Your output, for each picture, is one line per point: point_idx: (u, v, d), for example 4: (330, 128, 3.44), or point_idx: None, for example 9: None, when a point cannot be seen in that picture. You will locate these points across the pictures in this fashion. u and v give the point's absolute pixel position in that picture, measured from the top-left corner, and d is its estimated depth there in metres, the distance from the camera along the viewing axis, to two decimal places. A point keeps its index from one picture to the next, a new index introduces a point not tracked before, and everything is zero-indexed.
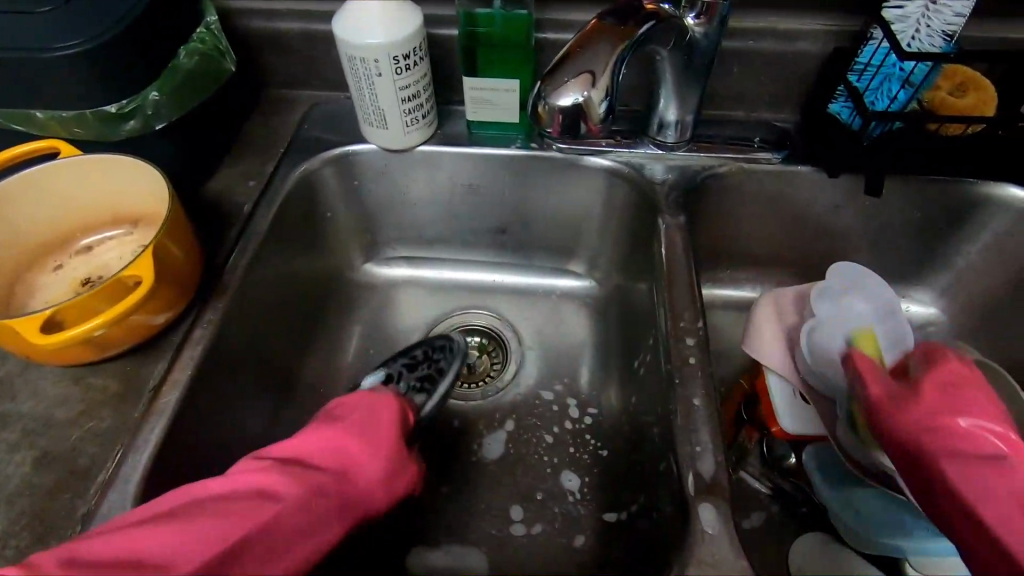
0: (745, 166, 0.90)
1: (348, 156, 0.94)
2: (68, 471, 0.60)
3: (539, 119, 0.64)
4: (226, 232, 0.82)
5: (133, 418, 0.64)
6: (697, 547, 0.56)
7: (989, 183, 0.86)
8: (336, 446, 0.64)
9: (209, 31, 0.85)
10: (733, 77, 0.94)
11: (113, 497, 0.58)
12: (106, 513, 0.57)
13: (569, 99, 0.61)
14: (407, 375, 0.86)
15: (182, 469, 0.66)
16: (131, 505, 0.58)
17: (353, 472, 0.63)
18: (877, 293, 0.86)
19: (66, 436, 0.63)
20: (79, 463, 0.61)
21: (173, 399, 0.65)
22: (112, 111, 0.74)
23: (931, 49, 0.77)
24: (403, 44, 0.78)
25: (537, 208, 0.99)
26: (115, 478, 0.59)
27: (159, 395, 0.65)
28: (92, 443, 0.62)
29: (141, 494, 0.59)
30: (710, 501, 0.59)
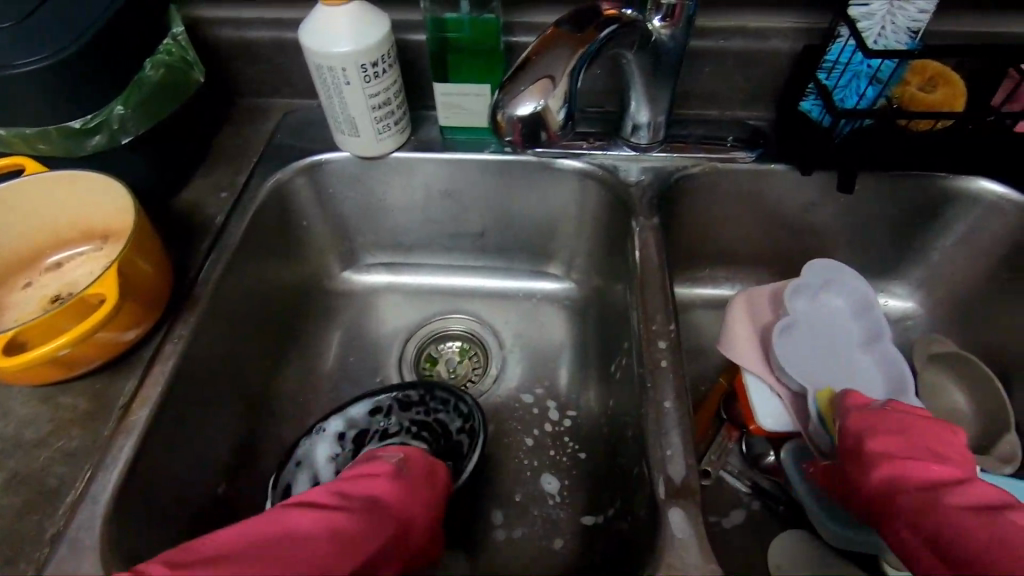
0: (718, 166, 0.90)
1: (322, 164, 0.94)
2: (37, 492, 0.60)
3: (499, 129, 0.62)
4: (198, 244, 0.82)
5: (103, 436, 0.64)
6: (667, 551, 0.57)
7: (960, 178, 0.87)
8: (404, 507, 0.64)
9: (176, 42, 0.85)
10: (705, 76, 0.94)
11: (82, 517, 0.58)
12: (74, 533, 0.57)
13: (528, 107, 0.60)
14: (399, 412, 0.88)
15: (155, 485, 0.66)
16: (100, 525, 0.57)
17: (409, 536, 0.63)
18: (851, 288, 0.87)
19: (35, 456, 0.62)
20: (48, 483, 0.61)
21: (144, 416, 0.65)
22: (77, 127, 0.73)
23: (896, 45, 0.77)
24: (370, 51, 0.78)
25: (514, 212, 0.99)
26: (84, 497, 0.59)
27: (129, 413, 0.65)
28: (61, 462, 0.62)
29: (111, 513, 0.59)
30: (681, 505, 0.59)
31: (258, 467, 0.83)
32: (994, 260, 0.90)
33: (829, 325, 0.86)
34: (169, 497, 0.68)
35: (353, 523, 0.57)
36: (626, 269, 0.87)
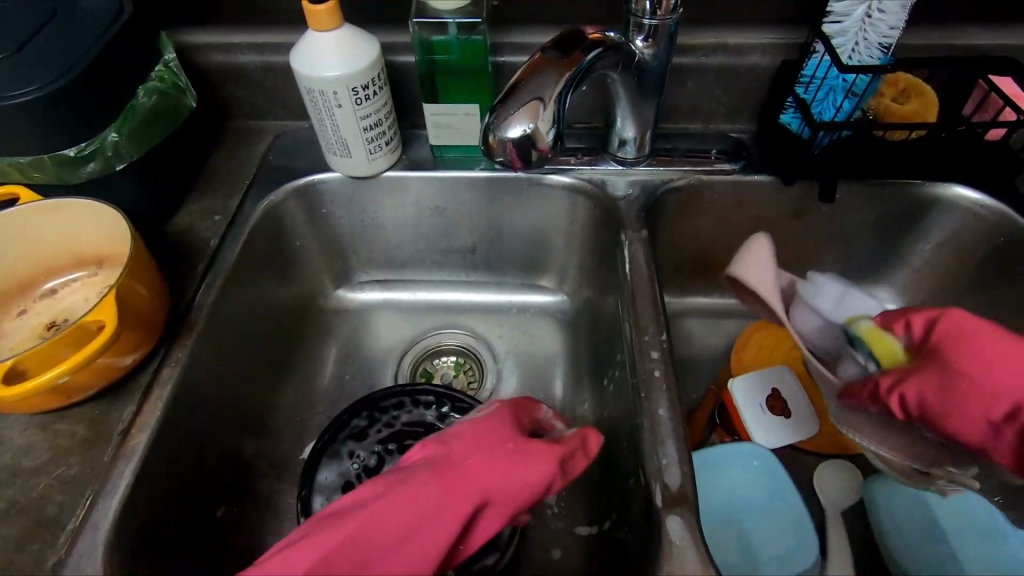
0: (704, 178, 0.93)
1: (315, 185, 0.95)
2: (36, 521, 0.60)
3: (491, 150, 0.63)
4: (193, 267, 0.82)
5: (102, 462, 0.64)
6: (666, 558, 0.58)
7: (936, 184, 0.90)
8: (445, 457, 0.64)
9: (168, 68, 0.86)
10: (688, 91, 0.97)
11: (83, 545, 0.58)
12: (76, 561, 0.57)
13: (518, 130, 0.62)
14: (360, 447, 0.85)
15: (155, 510, 0.66)
16: (102, 552, 0.57)
17: (469, 480, 0.61)
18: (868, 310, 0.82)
19: (33, 485, 0.62)
20: (47, 512, 0.60)
21: (143, 441, 0.65)
22: (71, 155, 0.74)
23: (870, 61, 0.80)
24: (361, 75, 0.80)
25: (506, 227, 1.01)
26: (85, 525, 0.59)
27: (128, 438, 0.65)
28: (60, 490, 0.62)
29: (112, 539, 0.59)
30: (679, 513, 0.60)
31: (256, 487, 0.83)
32: (973, 262, 0.93)
33: None
34: (169, 521, 0.68)
35: (375, 506, 0.59)
36: (617, 280, 0.89)
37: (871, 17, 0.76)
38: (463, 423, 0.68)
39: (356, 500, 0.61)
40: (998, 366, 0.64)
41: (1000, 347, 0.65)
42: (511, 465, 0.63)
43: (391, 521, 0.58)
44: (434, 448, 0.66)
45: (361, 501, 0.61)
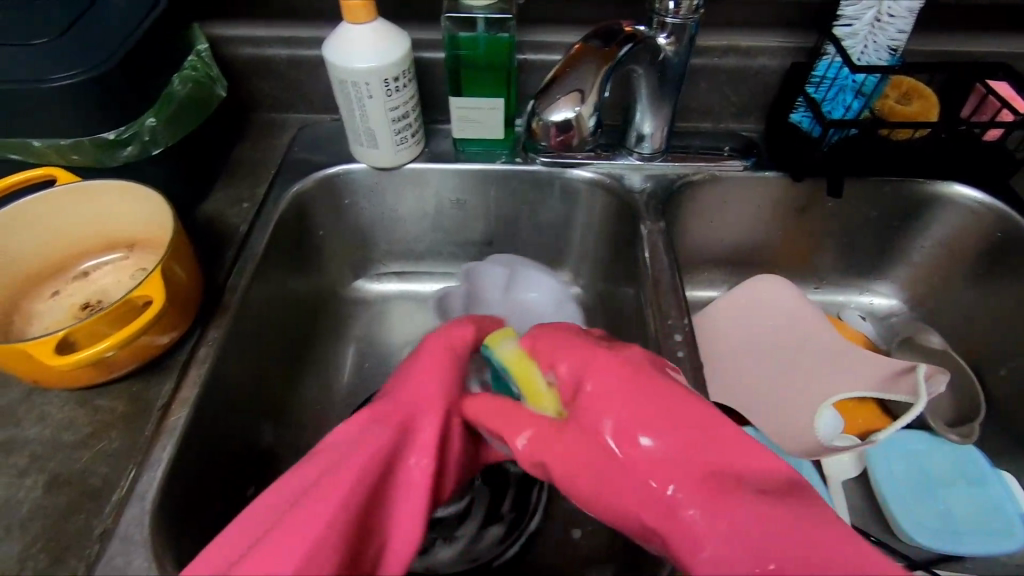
0: (717, 173, 0.96)
1: (339, 175, 0.97)
2: (80, 493, 0.61)
3: (534, 134, 0.73)
4: (224, 253, 0.84)
5: (143, 437, 0.65)
6: None
7: (938, 183, 0.94)
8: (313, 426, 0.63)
9: (201, 58, 0.89)
10: (700, 91, 1.01)
11: (130, 515, 0.59)
12: (124, 531, 0.58)
13: (562, 115, 0.69)
14: None
15: (194, 485, 0.67)
16: (149, 522, 0.59)
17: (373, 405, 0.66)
18: (541, 286, 1.04)
19: (76, 458, 0.64)
20: (91, 484, 0.62)
21: (182, 418, 0.66)
22: (111, 138, 0.75)
23: (879, 62, 0.84)
24: (393, 67, 0.82)
25: (524, 219, 1.04)
26: (131, 496, 0.60)
27: (168, 414, 0.66)
28: (102, 463, 0.63)
29: (157, 510, 0.60)
30: None
31: (282, 470, 0.84)
32: (971, 257, 0.97)
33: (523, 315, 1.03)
34: (206, 496, 0.69)
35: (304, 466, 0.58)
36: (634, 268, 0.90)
37: (880, 21, 0.81)
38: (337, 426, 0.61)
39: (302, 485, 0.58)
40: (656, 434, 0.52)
41: (660, 403, 0.54)
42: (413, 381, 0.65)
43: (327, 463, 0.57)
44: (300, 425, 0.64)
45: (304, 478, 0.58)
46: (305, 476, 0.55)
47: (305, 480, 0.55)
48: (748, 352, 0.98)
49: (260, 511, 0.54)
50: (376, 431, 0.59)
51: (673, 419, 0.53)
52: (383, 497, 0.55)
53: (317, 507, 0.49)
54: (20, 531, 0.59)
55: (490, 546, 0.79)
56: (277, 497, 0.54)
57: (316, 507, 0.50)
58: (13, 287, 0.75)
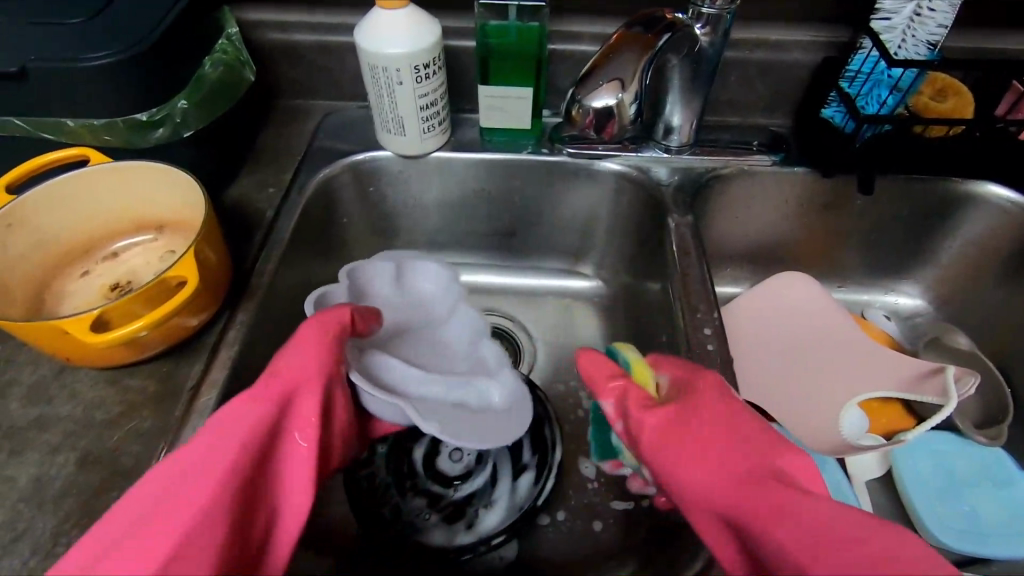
0: (745, 168, 0.95)
1: (365, 162, 0.97)
2: (111, 471, 0.61)
3: (574, 121, 0.71)
4: (251, 237, 0.84)
5: (174, 418, 0.65)
6: None
7: (971, 182, 0.93)
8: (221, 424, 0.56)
9: (231, 42, 0.88)
10: (729, 84, 1.00)
11: None
12: None
13: (604, 102, 0.67)
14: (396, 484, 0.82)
15: None
16: None
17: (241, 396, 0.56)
18: (425, 271, 0.87)
19: (107, 436, 0.64)
20: (122, 463, 0.62)
21: (213, 399, 0.66)
22: (143, 119, 0.75)
23: (916, 57, 0.83)
24: (424, 53, 0.82)
25: (548, 211, 1.03)
26: None
27: (198, 396, 0.66)
28: (134, 443, 0.63)
29: None
30: None
31: None
32: (1002, 258, 0.96)
33: (415, 308, 0.85)
34: None
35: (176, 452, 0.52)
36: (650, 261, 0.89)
37: (919, 15, 0.80)
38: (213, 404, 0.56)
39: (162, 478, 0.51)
40: (715, 450, 0.57)
41: (732, 429, 0.58)
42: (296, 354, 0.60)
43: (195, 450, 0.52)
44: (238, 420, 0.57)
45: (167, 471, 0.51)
46: (185, 462, 0.50)
47: (183, 467, 0.50)
48: (769, 348, 0.96)
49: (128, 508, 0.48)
50: (252, 405, 0.55)
51: (722, 455, 0.56)
52: (265, 481, 0.54)
53: (195, 478, 0.48)
54: (53, 507, 0.59)
55: (529, 493, 0.82)
56: (154, 488, 0.49)
57: (190, 494, 0.47)
58: (42, 265, 0.75)
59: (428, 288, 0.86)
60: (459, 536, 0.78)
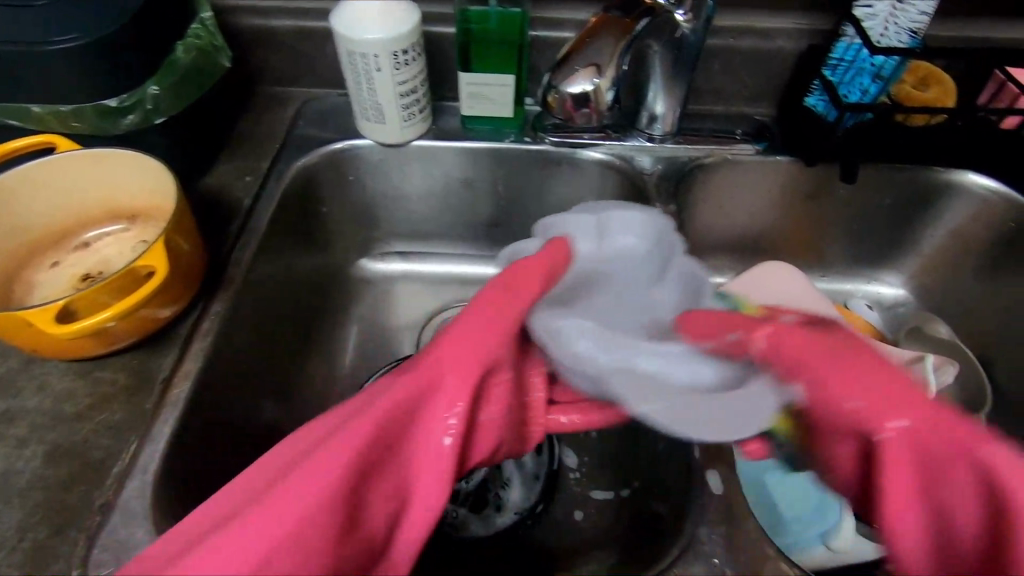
0: (729, 157, 0.95)
1: (345, 151, 0.95)
2: (81, 464, 0.60)
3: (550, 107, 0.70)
4: (227, 226, 0.82)
5: (146, 409, 0.64)
6: (707, 508, 0.59)
7: (952, 171, 0.93)
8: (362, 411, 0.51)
9: (204, 27, 0.85)
10: (714, 73, 0.99)
11: (131, 487, 0.58)
12: (125, 503, 0.57)
13: (580, 87, 0.66)
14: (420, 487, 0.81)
15: (196, 459, 0.66)
16: (150, 494, 0.58)
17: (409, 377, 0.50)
18: (625, 222, 0.65)
19: (76, 429, 0.63)
20: (93, 455, 0.61)
21: (185, 391, 0.65)
22: (112, 106, 0.74)
23: (899, 45, 0.83)
24: (402, 40, 0.80)
25: (532, 200, 1.02)
26: (133, 468, 0.59)
27: (171, 387, 0.65)
28: (104, 435, 0.62)
29: (159, 482, 0.59)
30: (717, 468, 0.61)
31: None
32: (982, 245, 0.96)
33: (622, 276, 0.61)
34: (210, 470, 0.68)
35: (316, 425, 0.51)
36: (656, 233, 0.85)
37: (901, 3, 0.79)
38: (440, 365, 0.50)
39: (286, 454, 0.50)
40: (891, 384, 0.44)
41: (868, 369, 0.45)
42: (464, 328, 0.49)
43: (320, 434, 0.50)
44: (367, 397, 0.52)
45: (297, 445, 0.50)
46: (324, 430, 0.48)
47: (319, 435, 0.48)
48: None
49: (282, 453, 0.49)
50: (391, 387, 0.48)
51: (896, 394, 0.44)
52: (387, 471, 0.47)
53: (318, 468, 0.44)
54: (20, 500, 0.58)
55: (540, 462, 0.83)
56: (300, 446, 0.49)
57: (289, 486, 0.44)
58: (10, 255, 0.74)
59: (629, 242, 0.64)
60: (494, 522, 0.79)
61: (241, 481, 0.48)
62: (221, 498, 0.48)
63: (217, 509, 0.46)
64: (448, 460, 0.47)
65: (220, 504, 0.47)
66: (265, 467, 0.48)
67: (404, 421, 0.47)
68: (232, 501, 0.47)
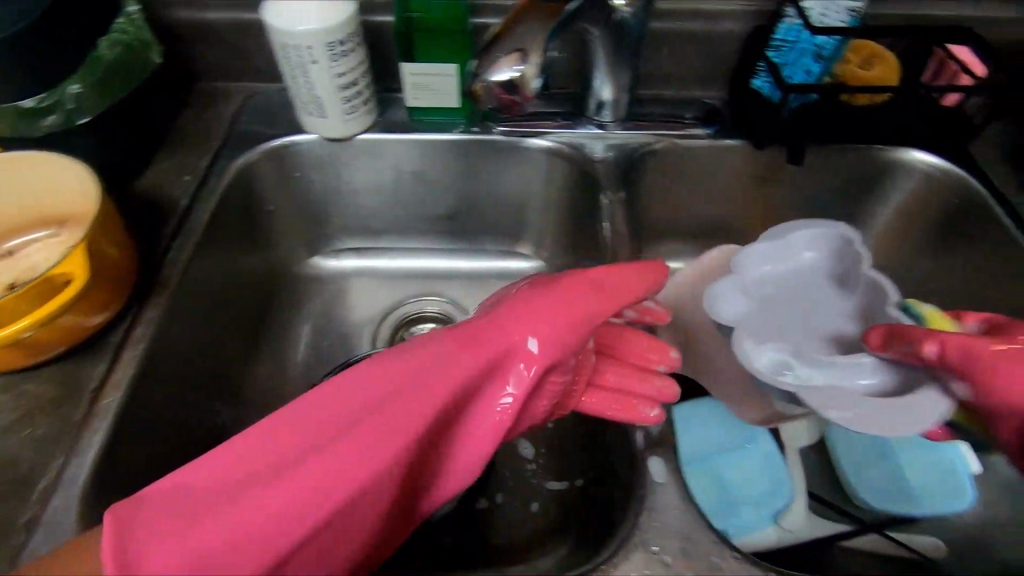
0: (678, 142, 0.94)
1: (287, 147, 0.93)
2: (6, 479, 0.58)
3: (477, 97, 0.68)
4: (163, 228, 0.80)
5: (74, 420, 0.62)
6: (649, 495, 0.59)
7: (897, 149, 0.94)
8: (416, 366, 0.55)
9: (131, 21, 0.82)
10: (662, 57, 0.98)
11: (58, 501, 0.56)
12: (51, 518, 0.55)
13: (505, 75, 0.65)
14: None
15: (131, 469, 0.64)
16: (77, 507, 0.56)
17: (471, 343, 0.58)
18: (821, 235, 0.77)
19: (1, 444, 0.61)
20: (18, 470, 0.59)
21: (116, 400, 0.63)
22: (29, 106, 0.72)
23: (839, 24, 0.82)
24: (337, 29, 0.78)
25: (484, 191, 1.01)
26: (60, 481, 0.58)
27: (101, 396, 0.63)
28: (30, 448, 0.60)
29: (87, 495, 0.57)
30: (659, 455, 0.62)
31: None
32: (929, 222, 0.97)
33: (808, 299, 0.76)
34: (147, 479, 0.67)
35: (361, 375, 0.55)
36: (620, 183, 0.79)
37: None
38: (502, 333, 0.59)
39: (340, 402, 0.53)
40: None
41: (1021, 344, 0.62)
42: (530, 316, 0.59)
43: (377, 388, 0.54)
44: (420, 353, 0.57)
45: (350, 398, 0.54)
46: (393, 384, 0.54)
47: (391, 389, 0.54)
48: None
49: (346, 392, 0.54)
50: (460, 359, 0.56)
51: None
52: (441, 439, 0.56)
53: (391, 427, 0.51)
54: None
55: None
56: (369, 390, 0.54)
57: (371, 446, 0.50)
58: None
59: (811, 257, 0.78)
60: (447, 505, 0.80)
61: (303, 411, 0.53)
62: (288, 423, 0.52)
63: (291, 434, 0.51)
64: (506, 429, 0.56)
65: (296, 429, 0.51)
66: (331, 404, 0.53)
67: (468, 389, 0.55)
68: (302, 429, 0.51)
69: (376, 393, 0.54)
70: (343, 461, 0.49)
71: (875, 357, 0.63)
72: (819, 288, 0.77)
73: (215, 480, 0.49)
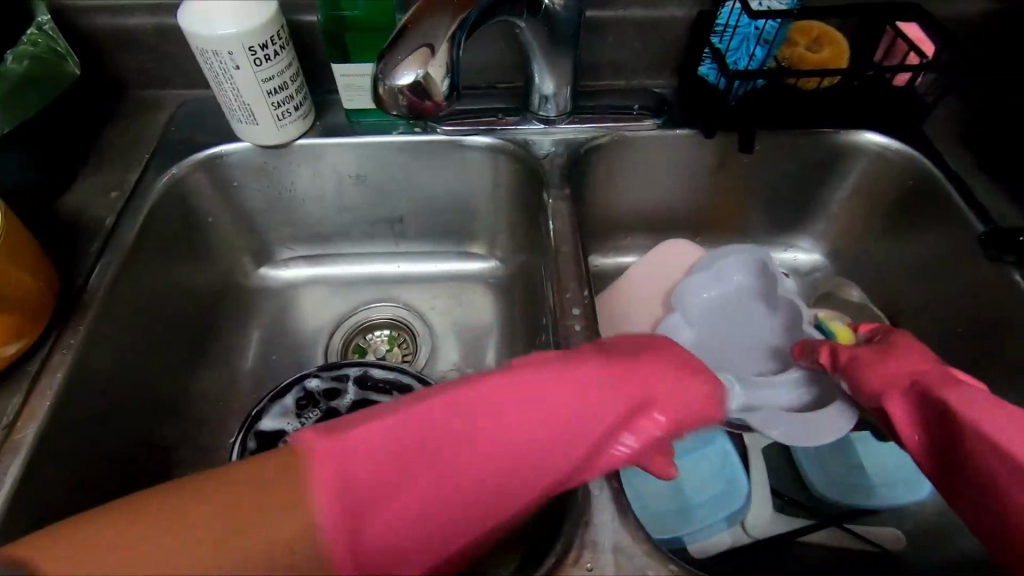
0: (626, 133, 0.92)
1: (221, 156, 0.89)
2: None
3: (382, 102, 0.64)
4: (86, 248, 0.77)
5: None
6: (584, 507, 0.57)
7: (850, 132, 0.91)
8: (573, 397, 0.54)
9: (42, 32, 0.79)
10: (607, 46, 0.95)
11: None
12: None
13: (410, 76, 0.61)
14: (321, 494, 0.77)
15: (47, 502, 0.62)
16: None
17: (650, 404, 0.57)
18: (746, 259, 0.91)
19: None
20: None
21: (32, 432, 0.62)
22: None
23: (778, 6, 0.81)
24: (257, 32, 0.74)
25: (431, 192, 0.98)
26: None
27: (15, 430, 0.62)
28: None
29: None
30: None
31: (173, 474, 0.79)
32: (887, 204, 0.95)
33: (739, 312, 0.91)
34: (68, 512, 0.65)
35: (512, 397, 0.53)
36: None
37: None
38: (628, 383, 0.56)
39: (437, 420, 0.51)
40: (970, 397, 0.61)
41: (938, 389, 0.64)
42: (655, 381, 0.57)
43: (518, 421, 0.52)
44: (563, 375, 0.55)
45: (449, 416, 0.51)
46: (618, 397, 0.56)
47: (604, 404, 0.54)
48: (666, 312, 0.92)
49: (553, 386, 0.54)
50: (606, 407, 0.55)
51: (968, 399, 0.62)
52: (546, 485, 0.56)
53: (527, 479, 0.52)
54: None
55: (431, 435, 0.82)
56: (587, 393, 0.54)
57: (484, 494, 0.50)
58: None
59: (741, 278, 0.91)
60: None
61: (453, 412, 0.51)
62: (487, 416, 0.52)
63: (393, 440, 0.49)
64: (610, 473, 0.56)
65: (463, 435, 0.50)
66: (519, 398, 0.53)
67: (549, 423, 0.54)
68: (530, 422, 0.52)
69: (502, 416, 0.52)
70: (449, 494, 0.49)
71: (803, 370, 0.76)
72: (749, 303, 0.91)
73: (365, 465, 0.48)
